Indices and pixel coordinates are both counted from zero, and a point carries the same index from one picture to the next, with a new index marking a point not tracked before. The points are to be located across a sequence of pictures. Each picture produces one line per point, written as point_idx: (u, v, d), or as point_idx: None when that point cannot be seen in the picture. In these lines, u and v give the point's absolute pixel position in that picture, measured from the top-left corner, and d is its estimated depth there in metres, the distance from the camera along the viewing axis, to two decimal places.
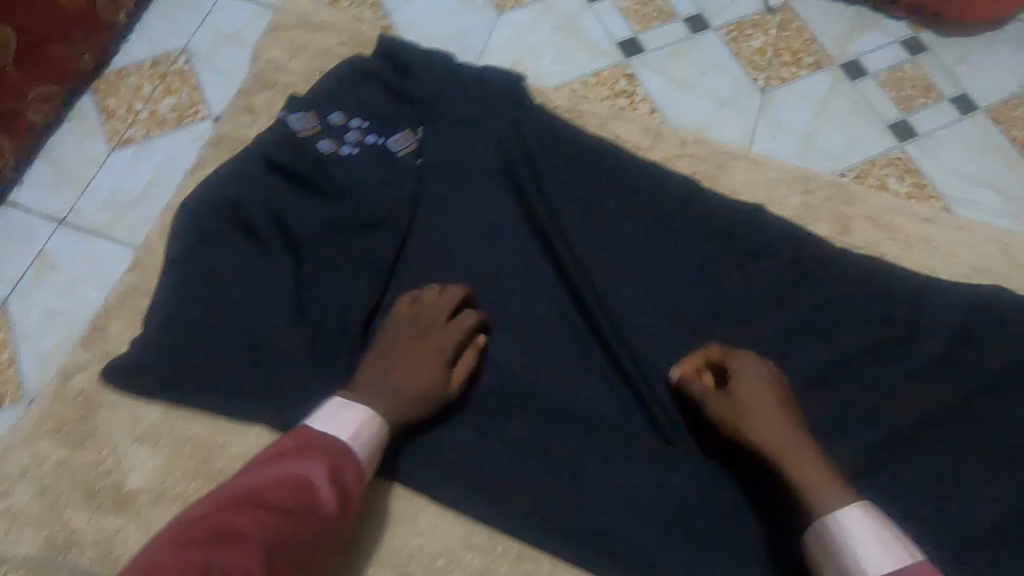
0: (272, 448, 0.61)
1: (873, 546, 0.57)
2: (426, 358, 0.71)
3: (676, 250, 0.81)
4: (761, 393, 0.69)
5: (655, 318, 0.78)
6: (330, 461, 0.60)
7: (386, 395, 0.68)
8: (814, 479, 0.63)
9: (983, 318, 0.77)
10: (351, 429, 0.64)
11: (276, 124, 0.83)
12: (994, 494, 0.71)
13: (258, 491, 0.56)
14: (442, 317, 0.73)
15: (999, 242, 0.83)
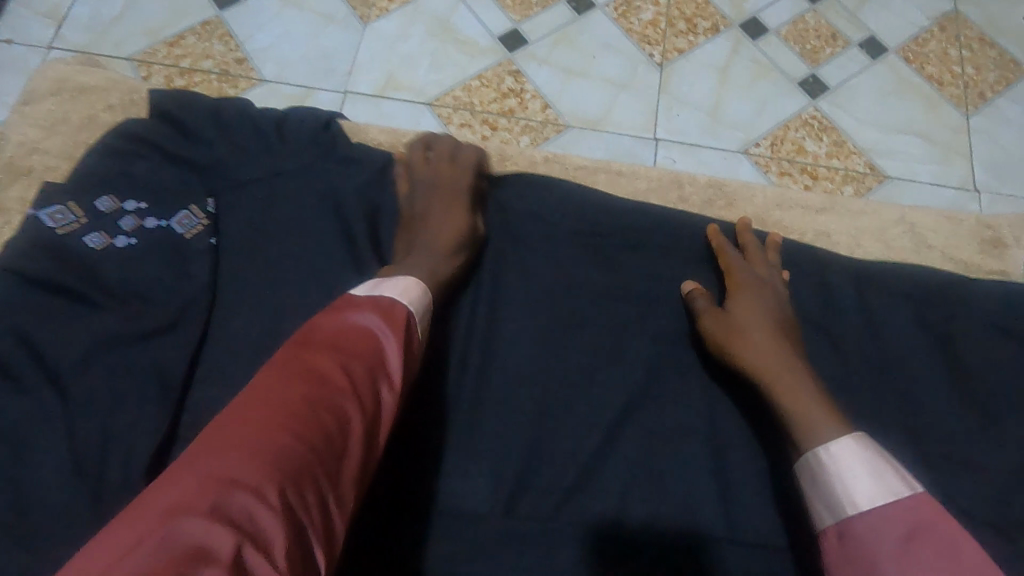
0: (353, 296, 0.53)
1: (862, 478, 0.47)
2: (437, 222, 0.66)
3: (536, 289, 0.69)
4: (756, 307, 0.62)
5: (522, 378, 0.65)
6: (389, 317, 0.51)
7: (425, 254, 0.63)
8: (806, 408, 0.53)
9: (894, 320, 0.66)
10: (400, 288, 0.55)
11: (26, 224, 0.66)
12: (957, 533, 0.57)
13: (354, 332, 0.49)
14: (434, 188, 0.70)
15: (905, 223, 0.72)
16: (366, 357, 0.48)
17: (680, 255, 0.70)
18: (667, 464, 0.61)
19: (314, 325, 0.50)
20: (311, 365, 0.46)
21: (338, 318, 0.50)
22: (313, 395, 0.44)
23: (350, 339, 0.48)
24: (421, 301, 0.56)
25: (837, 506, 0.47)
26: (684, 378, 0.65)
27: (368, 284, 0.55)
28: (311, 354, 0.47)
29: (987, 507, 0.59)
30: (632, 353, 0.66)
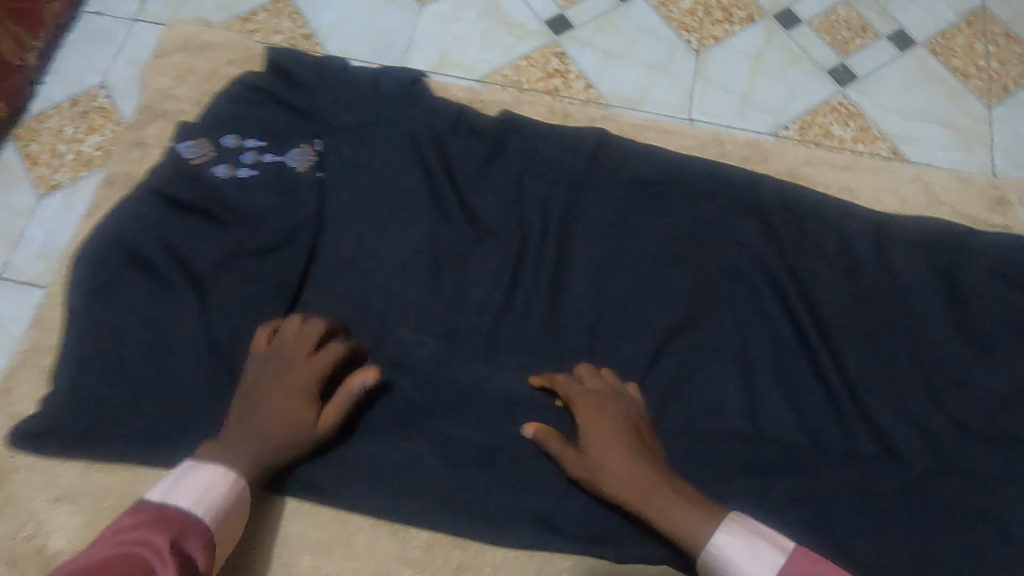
0: (178, 503, 0.56)
1: (750, 560, 0.56)
2: (252, 402, 0.64)
3: (597, 222, 0.78)
4: (605, 436, 0.64)
5: (586, 296, 0.75)
6: (173, 535, 0.53)
7: (244, 448, 0.62)
8: (678, 521, 0.59)
9: (908, 262, 0.76)
10: (202, 490, 0.58)
11: (170, 155, 0.79)
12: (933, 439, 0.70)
13: (176, 542, 0.52)
14: (266, 369, 0.65)
15: (921, 181, 0.81)
16: (182, 548, 0.52)
17: (721, 201, 0.79)
18: (702, 376, 0.73)
19: (137, 522, 0.53)
20: (112, 549, 0.50)
21: (163, 533, 0.52)
22: (145, 573, 0.48)
23: (158, 541, 0.51)
24: (238, 501, 0.60)
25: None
26: (719, 303, 0.76)
27: (193, 486, 0.58)
28: (158, 538, 0.51)
29: (973, 424, 0.70)
30: (678, 280, 0.76)
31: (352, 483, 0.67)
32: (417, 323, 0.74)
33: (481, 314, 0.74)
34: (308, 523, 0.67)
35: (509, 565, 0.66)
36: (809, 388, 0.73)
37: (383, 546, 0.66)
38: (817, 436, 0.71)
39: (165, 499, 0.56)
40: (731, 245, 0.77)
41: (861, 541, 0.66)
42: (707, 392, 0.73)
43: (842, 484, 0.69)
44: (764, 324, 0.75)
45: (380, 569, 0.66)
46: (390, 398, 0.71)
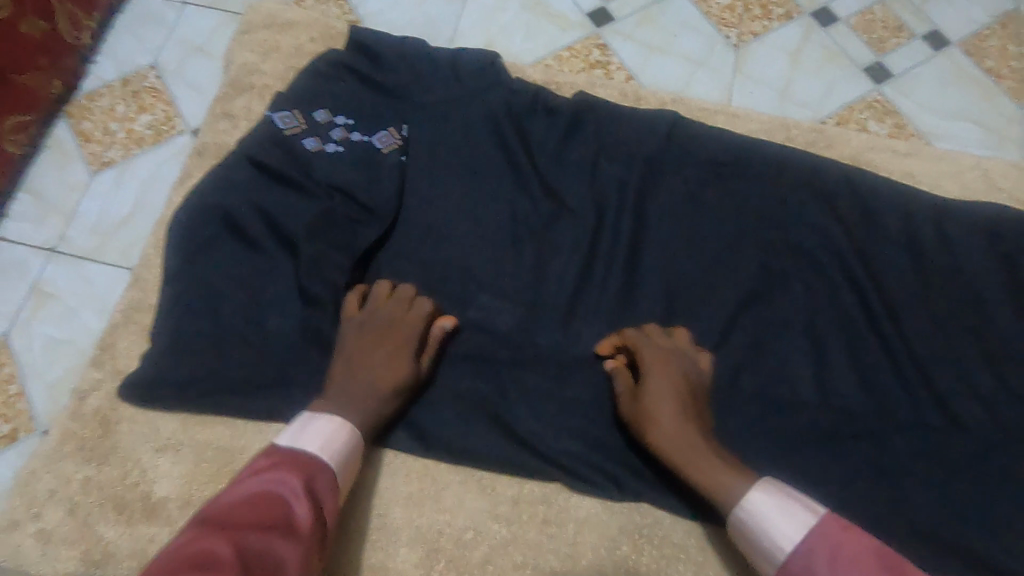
0: (306, 448, 0.61)
1: (781, 521, 0.58)
2: (361, 360, 0.70)
3: (670, 201, 0.82)
4: (665, 388, 0.68)
5: (661, 271, 0.79)
6: (306, 479, 0.58)
7: (357, 404, 0.67)
8: (712, 478, 0.63)
9: (967, 243, 0.79)
10: (325, 437, 0.62)
11: (261, 126, 0.83)
12: (989, 413, 0.74)
13: (307, 485, 0.58)
14: (376, 326, 0.72)
15: (979, 169, 0.85)
16: (312, 492, 0.58)
17: (789, 183, 0.82)
18: (772, 348, 0.77)
19: (273, 462, 0.60)
20: (261, 488, 0.57)
21: (296, 478, 0.58)
22: (284, 516, 0.55)
23: (291, 484, 0.57)
24: (355, 446, 0.64)
25: (776, 552, 0.57)
26: (787, 279, 0.79)
27: (317, 433, 0.63)
28: (290, 479, 0.58)
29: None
30: (748, 257, 0.80)
31: (443, 443, 0.71)
32: (500, 294, 0.78)
33: (561, 285, 0.78)
34: (400, 480, 0.71)
35: (592, 522, 0.70)
36: (875, 361, 0.76)
37: (472, 503, 0.70)
38: (880, 407, 0.75)
39: (292, 442, 0.62)
40: (798, 226, 0.81)
41: (920, 505, 0.71)
42: (776, 362, 0.76)
43: (903, 452, 0.73)
44: (829, 300, 0.78)
45: (470, 523, 0.70)
46: (480, 361, 0.75)
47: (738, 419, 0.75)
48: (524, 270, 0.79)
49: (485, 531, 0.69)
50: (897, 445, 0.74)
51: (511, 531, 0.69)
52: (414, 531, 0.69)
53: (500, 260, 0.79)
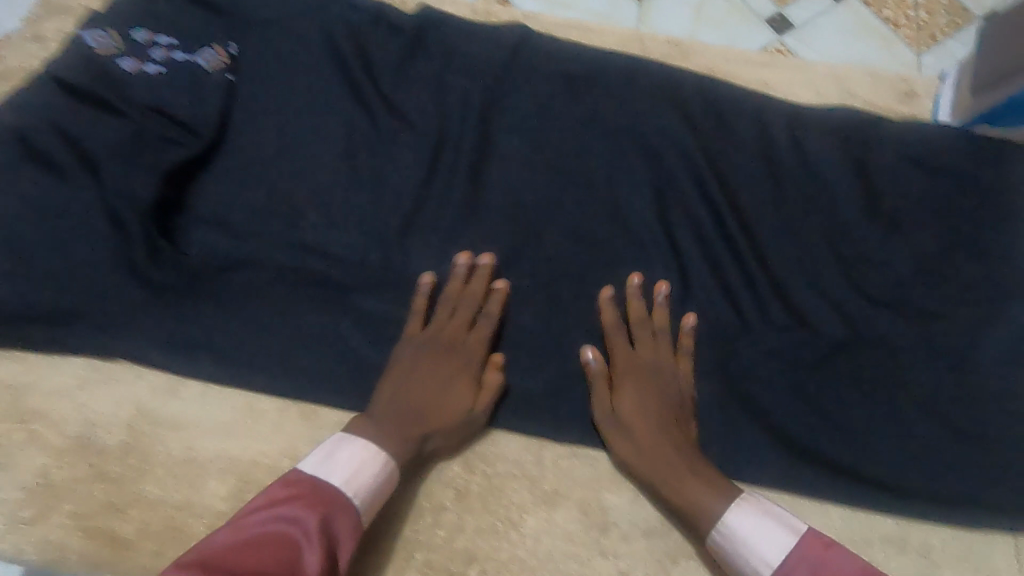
0: (332, 482, 0.55)
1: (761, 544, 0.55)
2: (416, 376, 0.64)
3: (517, 111, 0.76)
4: (636, 380, 0.65)
5: (509, 182, 0.74)
6: (325, 515, 0.52)
7: (403, 428, 0.61)
8: (692, 499, 0.59)
9: (820, 143, 0.77)
10: (355, 466, 0.56)
11: (71, 45, 0.76)
12: (845, 308, 0.71)
13: (327, 526, 0.51)
14: (439, 342, 0.65)
15: (833, 76, 0.82)
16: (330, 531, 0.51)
17: (643, 92, 0.78)
18: (623, 256, 0.72)
19: (284, 494, 0.53)
20: (264, 527, 0.50)
21: (313, 515, 0.51)
22: (291, 559, 0.48)
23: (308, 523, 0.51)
24: (385, 482, 0.57)
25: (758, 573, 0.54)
26: (638, 186, 0.74)
27: (346, 461, 0.56)
28: (308, 515, 0.51)
29: (883, 297, 0.71)
30: (600, 164, 0.75)
31: (256, 368, 0.65)
32: (329, 215, 0.71)
33: (397, 201, 0.72)
34: (212, 408, 0.64)
35: None
36: (730, 269, 0.72)
37: (291, 426, 0.64)
38: (734, 317, 0.70)
39: (316, 471, 0.55)
40: (651, 132, 0.77)
41: (775, 411, 0.67)
42: (626, 271, 0.71)
43: (757, 357, 0.69)
44: (687, 205, 0.74)
45: (288, 449, 0.63)
46: (308, 283, 0.69)
47: (584, 334, 0.69)
48: (360, 186, 0.73)
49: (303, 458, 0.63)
50: (753, 348, 0.70)
51: None
52: (224, 461, 0.62)
53: (330, 178, 0.73)
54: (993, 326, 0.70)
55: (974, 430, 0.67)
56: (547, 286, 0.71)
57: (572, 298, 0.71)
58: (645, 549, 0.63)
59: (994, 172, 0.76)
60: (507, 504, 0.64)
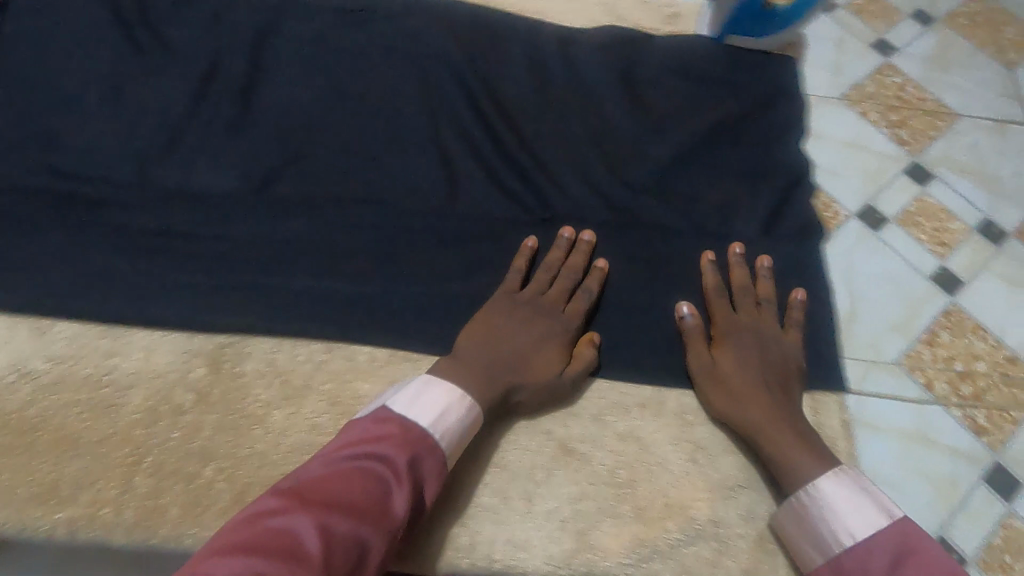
0: (421, 422, 0.53)
1: (846, 516, 0.52)
2: (511, 327, 0.62)
3: (291, 38, 0.78)
4: (728, 353, 0.62)
5: (280, 102, 0.75)
6: (409, 452, 0.50)
7: (489, 376, 0.59)
8: (782, 452, 0.57)
9: (588, 57, 0.81)
10: (441, 408, 0.54)
11: None
12: (609, 195, 0.73)
13: (413, 463, 0.50)
14: (542, 300, 0.64)
15: (604, 5, 0.88)
16: (416, 469, 0.50)
17: (419, 18, 0.81)
18: (391, 163, 0.73)
19: (363, 435, 0.51)
20: (356, 460, 0.48)
21: (401, 452, 0.49)
22: (382, 495, 0.46)
23: (397, 458, 0.49)
24: (467, 426, 0.55)
25: (830, 543, 0.52)
26: (408, 101, 0.76)
27: (431, 402, 0.54)
28: (394, 454, 0.49)
29: (649, 186, 0.74)
30: (373, 84, 0.77)
31: None
32: (87, 139, 0.70)
33: (160, 125, 0.72)
34: None
35: (159, 345, 0.61)
36: (502, 170, 0.73)
37: (24, 339, 0.61)
38: (503, 211, 0.71)
39: (404, 412, 0.53)
40: (424, 53, 0.79)
41: None
42: (394, 177, 0.72)
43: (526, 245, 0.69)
44: (456, 114, 0.76)
45: (15, 364, 0.60)
46: (54, 201, 0.67)
47: (350, 236, 0.68)
48: (122, 111, 0.72)
49: (32, 372, 0.60)
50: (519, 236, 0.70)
51: (61, 371, 0.60)
52: None
53: (92, 104, 0.72)
54: (751, 208, 0.74)
55: None
56: (315, 195, 0.70)
57: (342, 206, 0.70)
58: None
59: (743, 79, 0.82)
60: (250, 402, 0.59)
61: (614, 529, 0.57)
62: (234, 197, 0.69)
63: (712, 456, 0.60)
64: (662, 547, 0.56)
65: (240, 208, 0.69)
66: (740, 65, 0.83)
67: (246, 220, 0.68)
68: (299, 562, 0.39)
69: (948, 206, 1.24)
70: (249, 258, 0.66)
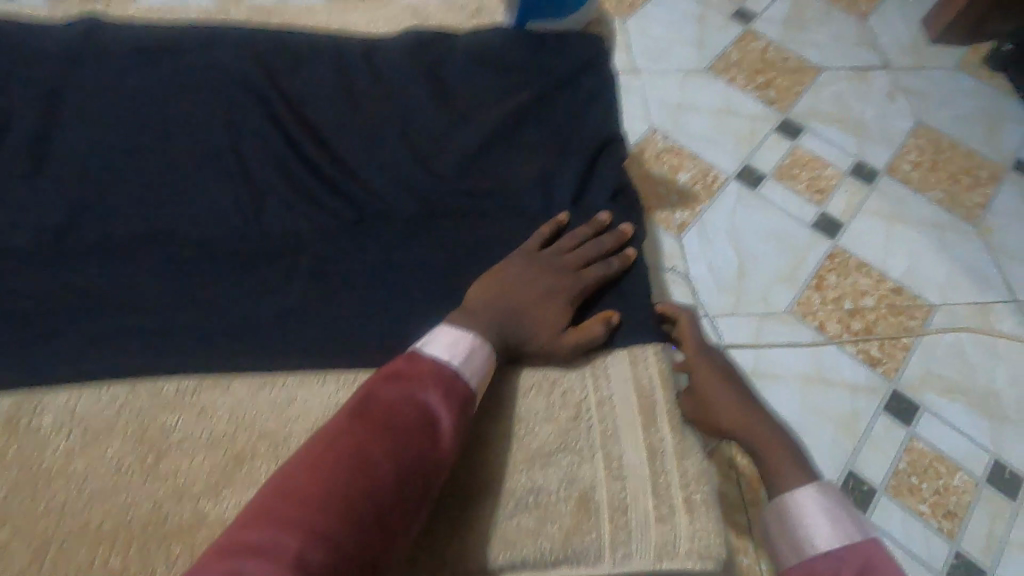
0: (451, 361, 0.55)
1: (821, 521, 0.56)
2: (525, 281, 0.65)
3: (85, 82, 0.77)
4: (713, 363, 0.70)
5: (78, 147, 0.73)
6: (449, 388, 0.53)
7: (497, 329, 0.61)
8: (766, 456, 0.63)
9: (393, 60, 0.82)
10: (465, 354, 0.56)
11: None
12: (420, 192, 0.74)
13: (455, 394, 0.53)
14: (551, 259, 0.68)
15: (410, 8, 0.90)
16: (459, 400, 0.53)
17: (218, 44, 0.81)
18: (197, 192, 0.72)
19: (408, 370, 0.53)
20: (397, 396, 0.50)
21: (442, 390, 0.52)
22: (432, 429, 0.50)
23: (435, 395, 0.52)
24: (487, 371, 0.58)
25: (804, 548, 0.56)
26: (210, 128, 0.76)
27: (459, 346, 0.56)
28: (434, 392, 0.52)
29: (459, 178, 0.75)
30: (174, 115, 0.76)
31: None
32: None
33: None
34: None
35: None
36: (311, 184, 0.74)
37: None
38: (314, 223, 0.72)
39: (432, 354, 0.55)
40: (224, 78, 0.78)
41: (359, 299, 0.68)
42: (201, 206, 0.72)
43: (340, 252, 0.70)
44: (261, 134, 0.76)
45: None
46: None
47: (156, 271, 0.67)
48: None
49: None
50: (331, 245, 0.70)
51: None
52: None
53: None
54: (561, 183, 0.76)
55: None
56: (119, 236, 0.69)
57: (148, 242, 0.69)
58: (209, 461, 0.58)
59: (549, 58, 0.84)
60: (49, 455, 0.57)
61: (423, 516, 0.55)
62: (30, 251, 0.68)
63: (530, 425, 0.61)
64: (479, 525, 0.55)
65: (36, 261, 0.67)
66: (544, 45, 0.85)
67: (43, 271, 0.66)
68: (373, 489, 0.44)
69: (760, 167, 1.53)
70: (47, 308, 0.64)
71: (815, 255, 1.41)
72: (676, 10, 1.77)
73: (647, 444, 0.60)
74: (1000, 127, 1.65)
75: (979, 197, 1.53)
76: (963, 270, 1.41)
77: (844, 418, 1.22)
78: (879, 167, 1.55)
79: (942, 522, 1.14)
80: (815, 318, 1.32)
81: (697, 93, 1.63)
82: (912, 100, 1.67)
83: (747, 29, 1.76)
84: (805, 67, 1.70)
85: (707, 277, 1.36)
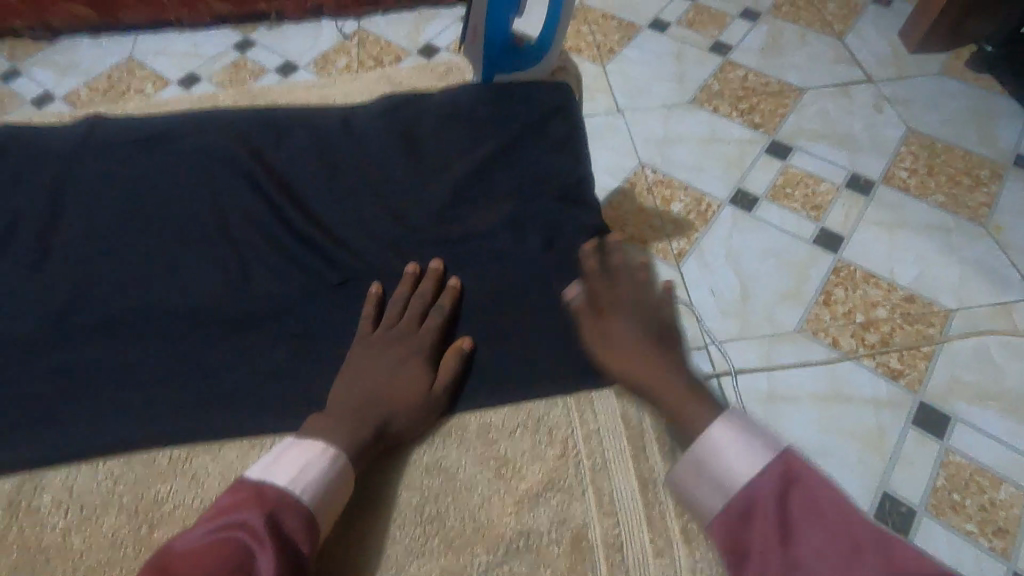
0: (275, 481, 0.54)
1: (733, 448, 0.52)
2: (355, 382, 0.64)
3: (85, 176, 0.82)
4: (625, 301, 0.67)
5: (80, 236, 0.78)
6: (267, 516, 0.51)
7: (340, 424, 0.60)
8: (676, 400, 0.58)
9: (368, 126, 0.87)
10: (299, 466, 0.55)
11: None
12: (401, 248, 0.77)
13: (269, 522, 0.51)
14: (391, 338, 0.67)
15: (386, 80, 0.96)
16: (278, 524, 0.51)
17: (207, 130, 0.86)
18: (188, 267, 0.76)
19: (234, 500, 0.52)
20: (206, 537, 0.49)
21: (256, 515, 0.51)
22: (245, 559, 0.47)
23: (248, 524, 0.50)
24: (343, 480, 0.56)
25: (723, 481, 0.51)
26: (200, 208, 0.80)
27: (289, 462, 0.56)
28: (255, 517, 0.50)
29: (437, 231, 0.78)
30: (169, 198, 0.81)
31: None
32: None
33: None
34: None
35: None
36: (294, 248, 0.76)
37: None
38: (298, 285, 0.74)
39: (265, 475, 0.54)
40: (212, 160, 0.83)
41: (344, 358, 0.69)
42: (192, 280, 0.75)
43: (325, 314, 0.72)
44: (245, 208, 0.79)
45: None
46: None
47: (147, 347, 0.70)
48: None
49: None
50: (317, 306, 0.73)
51: None
52: None
53: None
54: (535, 227, 0.78)
55: (521, 314, 0.71)
56: (115, 313, 0.72)
57: (142, 317, 0.72)
58: None
59: (516, 108, 0.88)
60: (49, 535, 0.59)
61: (424, 567, 0.56)
62: (30, 336, 0.70)
63: (518, 467, 0.62)
64: None
65: (37, 344, 0.70)
66: (511, 96, 0.88)
67: (47, 354, 0.69)
68: None
69: (753, 190, 1.54)
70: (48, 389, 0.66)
71: (819, 271, 1.39)
72: (653, 50, 1.83)
73: (638, 476, 0.62)
74: (994, 125, 1.64)
75: (983, 196, 1.50)
76: (977, 271, 1.37)
77: (871, 435, 1.17)
78: (875, 177, 1.54)
79: (993, 541, 1.07)
80: (828, 335, 1.29)
81: (683, 125, 1.67)
82: (899, 108, 1.68)
83: (725, 60, 1.81)
84: (787, 90, 1.73)
85: (710, 303, 1.34)
